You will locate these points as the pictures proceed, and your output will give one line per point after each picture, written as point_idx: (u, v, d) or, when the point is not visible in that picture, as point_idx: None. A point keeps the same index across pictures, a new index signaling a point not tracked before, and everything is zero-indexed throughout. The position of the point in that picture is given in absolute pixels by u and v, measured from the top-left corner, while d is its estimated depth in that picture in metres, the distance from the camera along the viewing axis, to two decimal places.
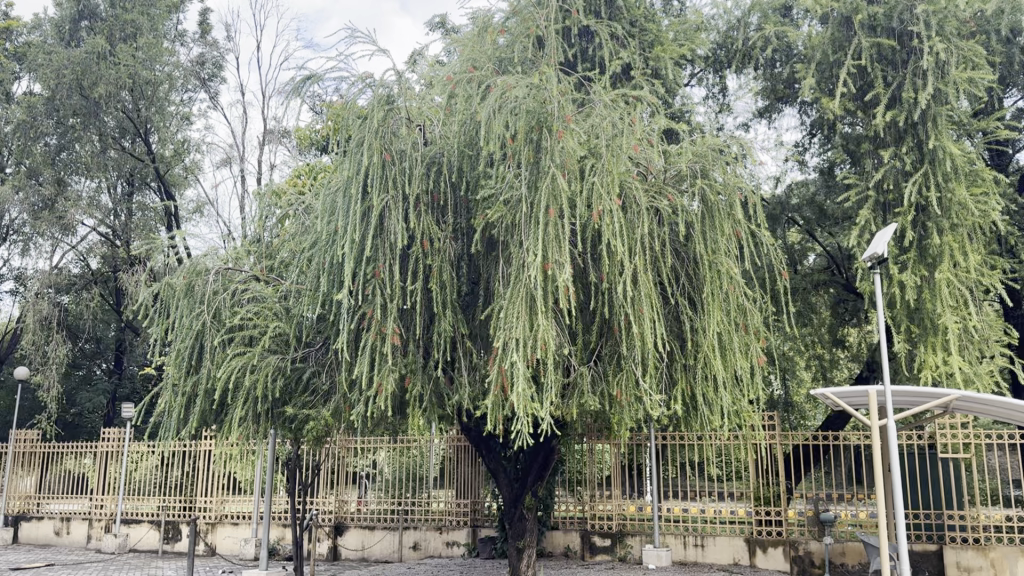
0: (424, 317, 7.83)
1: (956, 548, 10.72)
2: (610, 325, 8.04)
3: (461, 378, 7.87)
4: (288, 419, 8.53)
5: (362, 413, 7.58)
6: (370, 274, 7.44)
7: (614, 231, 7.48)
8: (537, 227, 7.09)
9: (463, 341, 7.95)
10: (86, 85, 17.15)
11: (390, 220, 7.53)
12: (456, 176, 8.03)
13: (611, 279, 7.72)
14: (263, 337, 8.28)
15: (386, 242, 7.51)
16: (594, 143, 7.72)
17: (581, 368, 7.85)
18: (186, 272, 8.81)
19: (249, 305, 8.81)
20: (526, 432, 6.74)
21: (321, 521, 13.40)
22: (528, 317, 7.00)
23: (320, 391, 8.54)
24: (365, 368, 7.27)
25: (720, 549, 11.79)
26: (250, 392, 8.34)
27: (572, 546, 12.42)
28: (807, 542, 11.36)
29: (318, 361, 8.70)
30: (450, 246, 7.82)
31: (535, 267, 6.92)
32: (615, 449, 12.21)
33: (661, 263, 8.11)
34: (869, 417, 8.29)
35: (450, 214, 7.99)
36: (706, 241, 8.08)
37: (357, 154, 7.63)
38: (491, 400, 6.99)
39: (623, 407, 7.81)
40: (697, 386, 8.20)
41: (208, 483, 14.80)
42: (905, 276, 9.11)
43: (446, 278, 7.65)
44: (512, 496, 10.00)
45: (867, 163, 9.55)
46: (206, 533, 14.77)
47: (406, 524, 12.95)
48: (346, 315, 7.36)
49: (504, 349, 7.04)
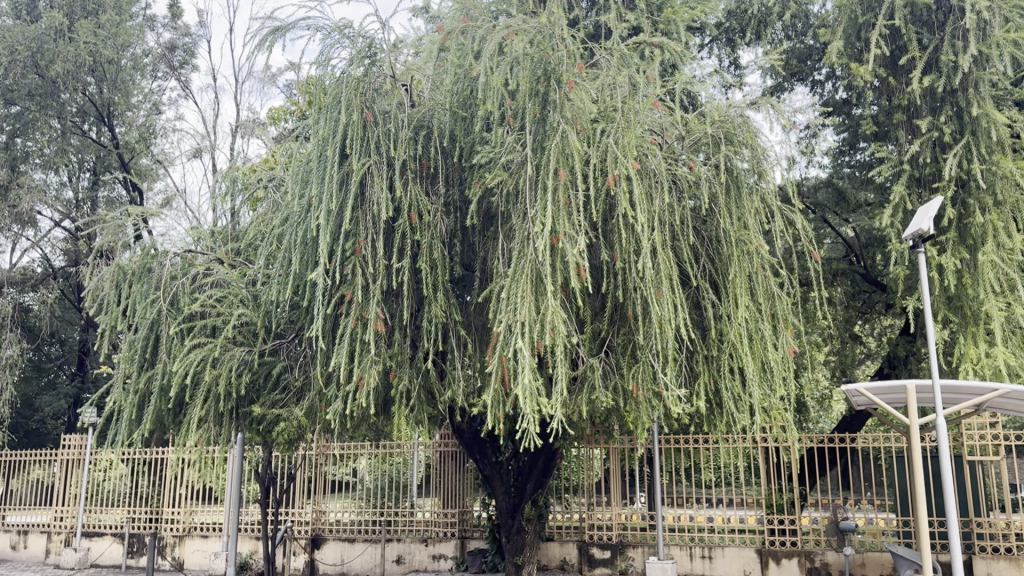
0: (412, 302, 6.84)
1: (989, 559, 9.79)
2: (623, 311, 7.08)
3: (454, 372, 6.88)
4: (255, 420, 7.47)
5: (338, 413, 6.53)
6: (350, 250, 6.43)
7: (630, 202, 6.54)
8: (544, 193, 6.11)
9: (457, 330, 6.95)
10: (43, 63, 16.00)
11: (372, 188, 6.53)
12: (448, 141, 7.05)
13: (625, 258, 6.76)
14: (227, 327, 7.24)
15: (369, 214, 6.50)
16: (607, 103, 6.78)
17: (591, 360, 6.87)
18: (140, 253, 7.79)
19: (211, 291, 7.79)
20: (533, 432, 5.71)
21: (297, 533, 12.29)
22: (533, 298, 6.01)
23: (293, 388, 7.51)
24: (343, 359, 6.24)
25: (729, 561, 10.80)
26: (211, 390, 7.27)
27: (570, 559, 11.22)
28: (824, 552, 10.49)
29: (291, 355, 7.66)
30: (441, 220, 6.82)
31: (544, 240, 5.95)
32: (614, 453, 11.21)
33: (680, 241, 7.17)
34: (907, 413, 7.44)
35: (442, 185, 6.99)
36: (732, 215, 7.15)
37: (333, 113, 6.62)
38: (491, 395, 5.99)
39: (640, 404, 6.82)
40: (721, 381, 7.22)
41: (176, 493, 13.68)
42: (943, 258, 8.22)
43: (437, 256, 6.66)
44: (510, 505, 9.07)
45: (901, 135, 8.69)
46: (173, 546, 13.61)
47: (388, 536, 11.89)
48: (320, 296, 6.34)
49: (504, 335, 6.04)
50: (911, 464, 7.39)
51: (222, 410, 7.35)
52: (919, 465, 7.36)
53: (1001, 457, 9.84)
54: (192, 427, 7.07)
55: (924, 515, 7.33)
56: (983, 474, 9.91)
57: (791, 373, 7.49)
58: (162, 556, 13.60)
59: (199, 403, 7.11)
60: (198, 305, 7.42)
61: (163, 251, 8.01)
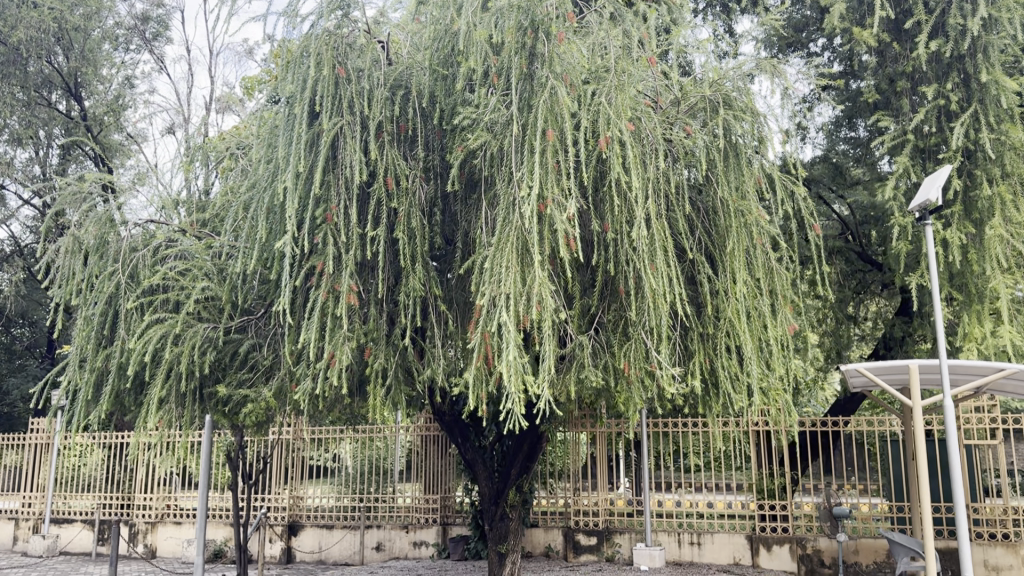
0: (389, 275, 6.37)
1: (986, 546, 9.48)
2: (615, 286, 6.65)
3: (434, 349, 6.43)
4: (221, 401, 6.99)
5: (308, 393, 6.06)
6: (320, 218, 5.95)
7: (624, 167, 6.10)
8: (531, 155, 5.65)
9: (437, 305, 6.49)
10: (4, 29, 15.38)
11: (344, 150, 6.05)
12: (428, 103, 6.55)
13: (617, 229, 6.33)
14: (189, 301, 6.74)
15: (341, 178, 6.02)
16: (598, 62, 6.33)
17: (580, 338, 6.43)
18: (97, 223, 7.28)
19: (173, 263, 7.28)
20: (519, 413, 5.27)
21: (273, 520, 11.87)
22: (519, 269, 5.56)
23: (261, 368, 7.04)
24: (313, 336, 5.78)
25: (719, 547, 10.47)
26: (173, 368, 6.79)
27: (554, 545, 10.88)
28: (816, 539, 10.09)
29: (260, 333, 7.19)
30: (421, 186, 6.33)
31: (532, 205, 5.49)
32: (600, 437, 10.77)
33: (675, 210, 6.73)
34: (910, 395, 7.03)
35: (421, 149, 6.50)
36: (731, 184, 6.72)
37: (302, 68, 6.15)
38: (473, 374, 5.55)
39: (631, 383, 6.38)
40: (717, 360, 6.79)
41: (148, 478, 13.17)
42: (949, 233, 7.84)
43: (416, 225, 6.18)
44: (493, 491, 8.65)
45: (905, 103, 8.30)
46: (145, 533, 13.11)
47: (368, 523, 11.48)
48: (288, 267, 5.87)
49: (486, 309, 5.58)
50: (915, 448, 7.00)
51: (185, 391, 6.87)
52: (922, 449, 6.97)
53: (999, 440, 9.49)
54: (151, 409, 6.59)
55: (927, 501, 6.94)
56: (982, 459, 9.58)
57: (791, 352, 7.06)
58: (134, 543, 13.11)
59: (159, 384, 6.62)
60: (159, 278, 6.93)
61: (122, 221, 7.53)
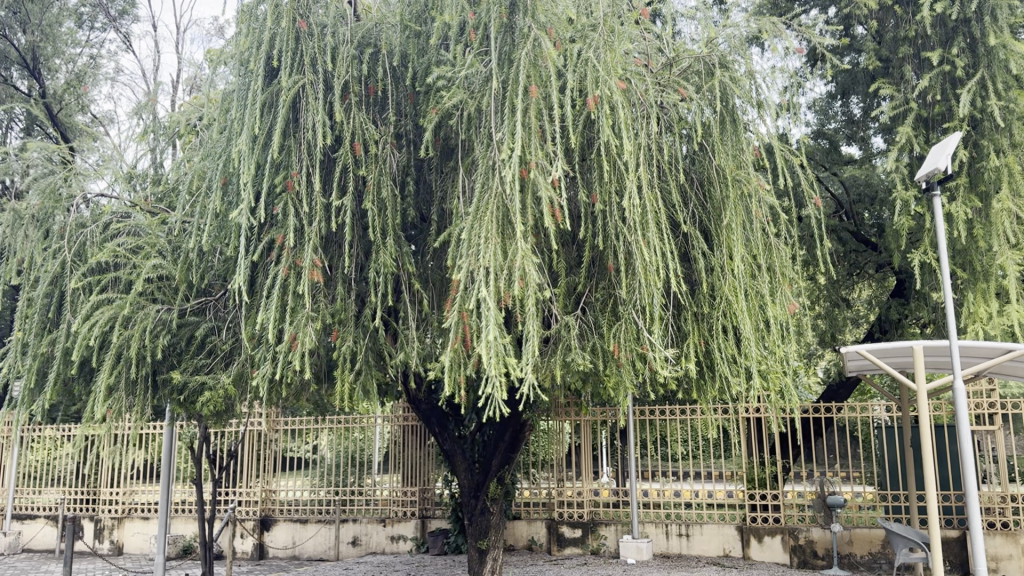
0: (358, 250, 5.83)
1: (986, 536, 9.02)
2: (603, 263, 6.16)
3: (407, 332, 5.92)
4: (176, 390, 6.44)
5: (267, 378, 5.52)
6: (280, 185, 5.39)
7: (614, 129, 5.61)
8: (513, 114, 5.13)
9: (410, 282, 5.98)
10: None
11: (306, 111, 5.50)
12: (400, 62, 6.00)
13: (605, 200, 5.85)
14: (138, 280, 6.18)
15: (304, 142, 5.47)
16: (584, 19, 5.82)
17: (566, 318, 5.94)
18: (41, 197, 6.76)
19: (124, 240, 6.72)
20: (499, 398, 4.76)
21: (244, 515, 11.29)
22: (500, 240, 5.04)
23: (220, 353, 6.50)
24: (273, 315, 5.23)
25: (708, 539, 10.03)
26: (122, 354, 6.22)
27: (537, 538, 10.39)
28: (809, 529, 9.64)
29: (219, 317, 6.69)
30: (392, 154, 5.80)
31: (514, 170, 4.97)
32: (584, 426, 10.27)
33: (669, 180, 6.23)
34: (915, 377, 6.50)
35: (392, 112, 5.94)
36: (728, 152, 6.23)
37: (260, 22, 5.61)
38: (449, 357, 5.01)
39: (621, 366, 5.88)
40: (713, 342, 6.27)
41: (114, 472, 12.42)
42: (954, 206, 7.42)
43: (387, 194, 5.64)
44: (472, 484, 8.13)
45: (907, 69, 7.86)
46: (112, 529, 12.35)
47: (343, 517, 10.95)
48: (244, 240, 5.33)
49: (464, 284, 5.05)
50: (919, 435, 6.42)
51: (135, 378, 6.30)
52: (927, 437, 6.41)
53: (999, 425, 9.04)
54: (97, 398, 6.01)
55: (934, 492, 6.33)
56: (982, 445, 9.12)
57: (791, 333, 6.55)
58: (99, 540, 12.36)
59: (106, 369, 6.04)
60: (107, 254, 6.36)
61: (71, 194, 6.95)
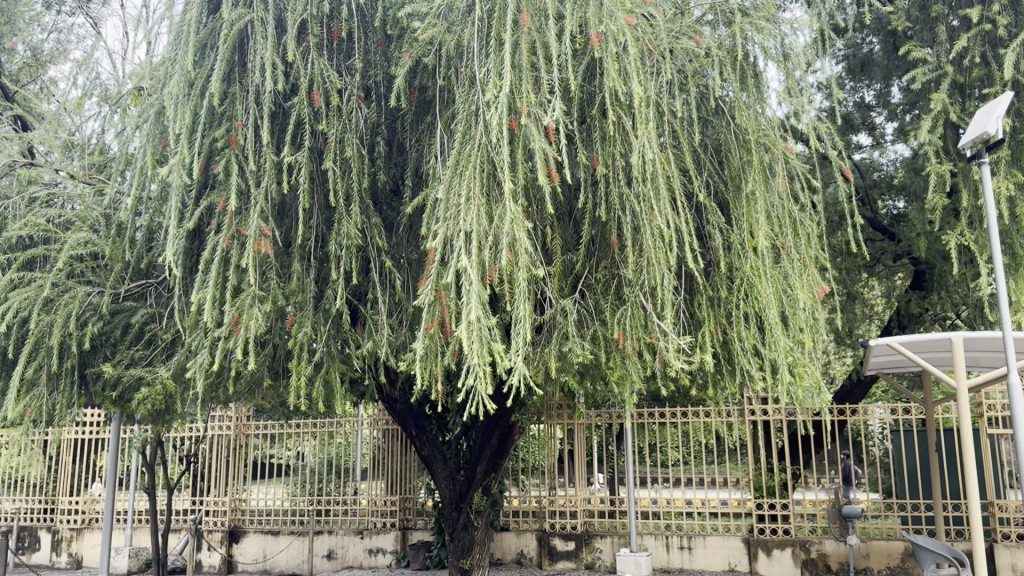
0: (318, 222, 4.99)
1: (1013, 548, 7.92)
2: (606, 238, 5.32)
3: (377, 318, 5.04)
4: (109, 385, 5.55)
5: (206, 370, 4.64)
6: (222, 139, 4.53)
7: (622, 78, 4.79)
8: (500, 51, 4.31)
9: (381, 260, 5.12)
10: None
11: (254, 51, 4.66)
12: (370, 1, 5.14)
13: (607, 163, 5.03)
14: (61, 257, 5.29)
15: (252, 89, 4.63)
16: None
17: (563, 302, 5.08)
18: None
19: (51, 214, 5.86)
20: (483, 392, 3.88)
21: (212, 526, 10.31)
22: (484, 201, 4.19)
23: (160, 344, 5.63)
24: (210, 293, 4.36)
25: (712, 552, 9.02)
26: (42, 343, 5.30)
27: (527, 551, 9.37)
28: (821, 541, 8.69)
29: (160, 302, 5.84)
30: (359, 108, 4.95)
31: (501, 116, 4.12)
32: (578, 430, 9.36)
33: (683, 142, 5.37)
34: (955, 373, 5.50)
35: (360, 60, 5.08)
36: (749, 110, 5.39)
37: None
38: (424, 344, 4.14)
39: (627, 358, 5.01)
40: (732, 331, 5.41)
41: (73, 480, 11.03)
42: (998, 180, 6.61)
43: (353, 153, 4.79)
44: (455, 494, 7.25)
45: (942, 30, 7.08)
46: (71, 541, 10.99)
47: (318, 528, 9.98)
48: (178, 205, 4.49)
49: (440, 254, 4.19)
50: (963, 439, 5.36)
51: (59, 372, 5.38)
52: (972, 440, 5.34)
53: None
54: (9, 397, 5.08)
55: (977, 498, 5.24)
56: (1000, 450, 8.10)
57: (820, 322, 5.68)
58: (56, 554, 10.99)
59: (22, 360, 5.13)
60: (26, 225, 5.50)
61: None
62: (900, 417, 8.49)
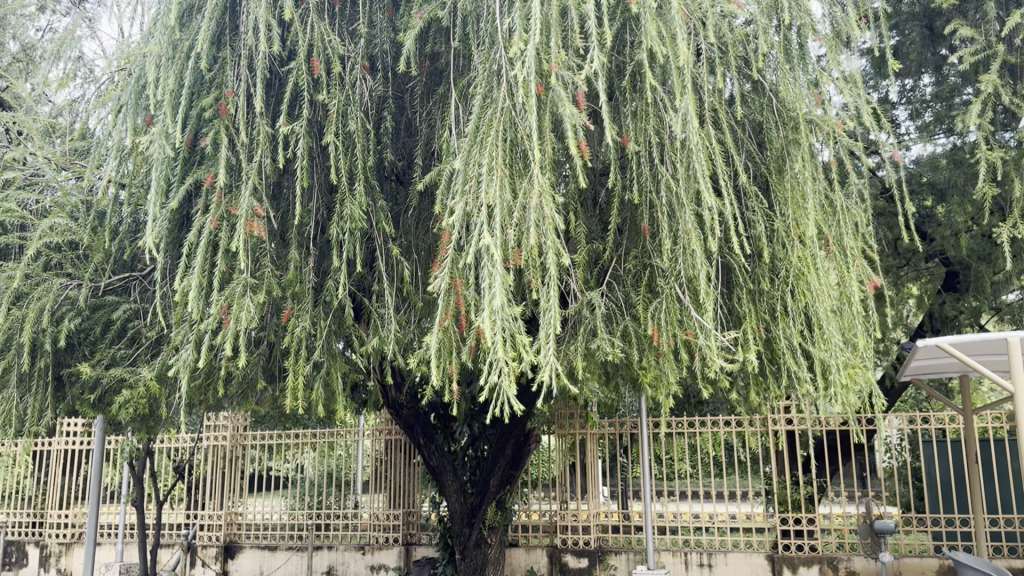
0: (318, 205, 4.50)
1: None
2: (636, 225, 4.82)
3: (382, 312, 4.52)
4: (88, 387, 5.05)
5: (191, 368, 4.13)
6: (210, 107, 4.06)
7: (659, 40, 4.31)
8: (524, 4, 3.83)
9: (388, 248, 4.61)
10: None
11: (248, 12, 4.20)
12: None
13: (639, 139, 4.52)
14: (34, 244, 4.79)
15: (246, 53, 4.17)
16: None
17: (590, 294, 4.56)
18: None
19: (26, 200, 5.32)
20: (506, 390, 3.34)
21: (207, 540, 9.77)
22: (507, 173, 3.70)
23: (144, 342, 5.14)
24: (196, 280, 3.85)
25: (735, 569, 8.34)
26: (12, 342, 4.79)
27: (538, 568, 8.73)
28: (849, 558, 8.06)
29: (145, 297, 5.35)
30: (364, 79, 4.47)
31: (527, 77, 3.63)
32: (591, 440, 8.76)
33: (724, 120, 4.86)
34: (1012, 375, 4.45)
35: (367, 28, 4.61)
36: (795, 85, 4.89)
37: None
38: (437, 337, 3.62)
39: (663, 357, 4.47)
40: (777, 327, 4.89)
41: (62, 492, 10.41)
42: None
43: (357, 126, 4.31)
44: (465, 510, 6.72)
45: (992, 8, 6.61)
46: (59, 556, 10.30)
47: (317, 543, 9.36)
48: (162, 180, 4.00)
49: (457, 235, 3.69)
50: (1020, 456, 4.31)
51: (31, 372, 4.86)
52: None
53: None
54: None
55: None
56: None
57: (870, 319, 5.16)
58: (44, 570, 10.32)
59: None
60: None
61: None
62: (918, 426, 7.90)
